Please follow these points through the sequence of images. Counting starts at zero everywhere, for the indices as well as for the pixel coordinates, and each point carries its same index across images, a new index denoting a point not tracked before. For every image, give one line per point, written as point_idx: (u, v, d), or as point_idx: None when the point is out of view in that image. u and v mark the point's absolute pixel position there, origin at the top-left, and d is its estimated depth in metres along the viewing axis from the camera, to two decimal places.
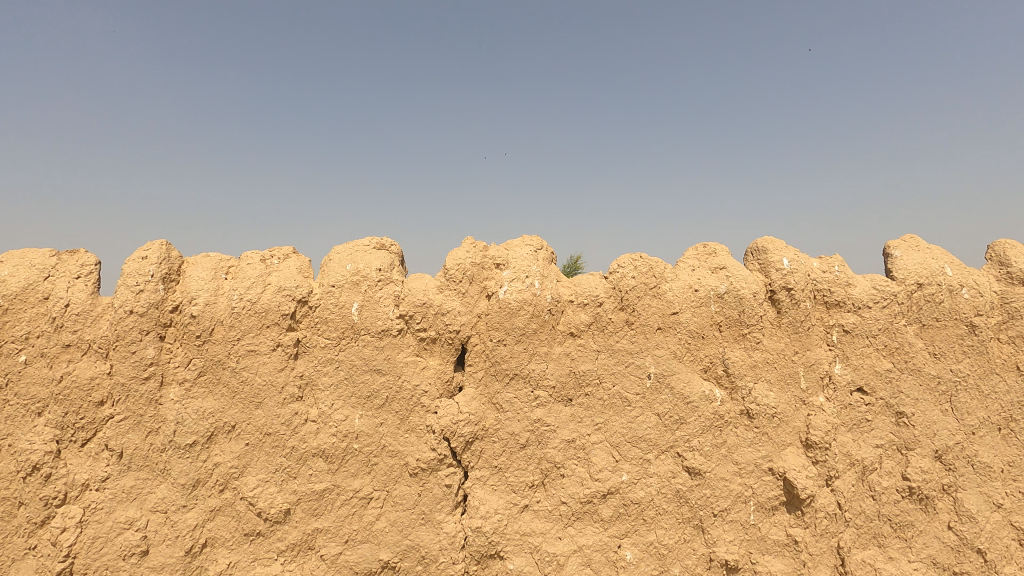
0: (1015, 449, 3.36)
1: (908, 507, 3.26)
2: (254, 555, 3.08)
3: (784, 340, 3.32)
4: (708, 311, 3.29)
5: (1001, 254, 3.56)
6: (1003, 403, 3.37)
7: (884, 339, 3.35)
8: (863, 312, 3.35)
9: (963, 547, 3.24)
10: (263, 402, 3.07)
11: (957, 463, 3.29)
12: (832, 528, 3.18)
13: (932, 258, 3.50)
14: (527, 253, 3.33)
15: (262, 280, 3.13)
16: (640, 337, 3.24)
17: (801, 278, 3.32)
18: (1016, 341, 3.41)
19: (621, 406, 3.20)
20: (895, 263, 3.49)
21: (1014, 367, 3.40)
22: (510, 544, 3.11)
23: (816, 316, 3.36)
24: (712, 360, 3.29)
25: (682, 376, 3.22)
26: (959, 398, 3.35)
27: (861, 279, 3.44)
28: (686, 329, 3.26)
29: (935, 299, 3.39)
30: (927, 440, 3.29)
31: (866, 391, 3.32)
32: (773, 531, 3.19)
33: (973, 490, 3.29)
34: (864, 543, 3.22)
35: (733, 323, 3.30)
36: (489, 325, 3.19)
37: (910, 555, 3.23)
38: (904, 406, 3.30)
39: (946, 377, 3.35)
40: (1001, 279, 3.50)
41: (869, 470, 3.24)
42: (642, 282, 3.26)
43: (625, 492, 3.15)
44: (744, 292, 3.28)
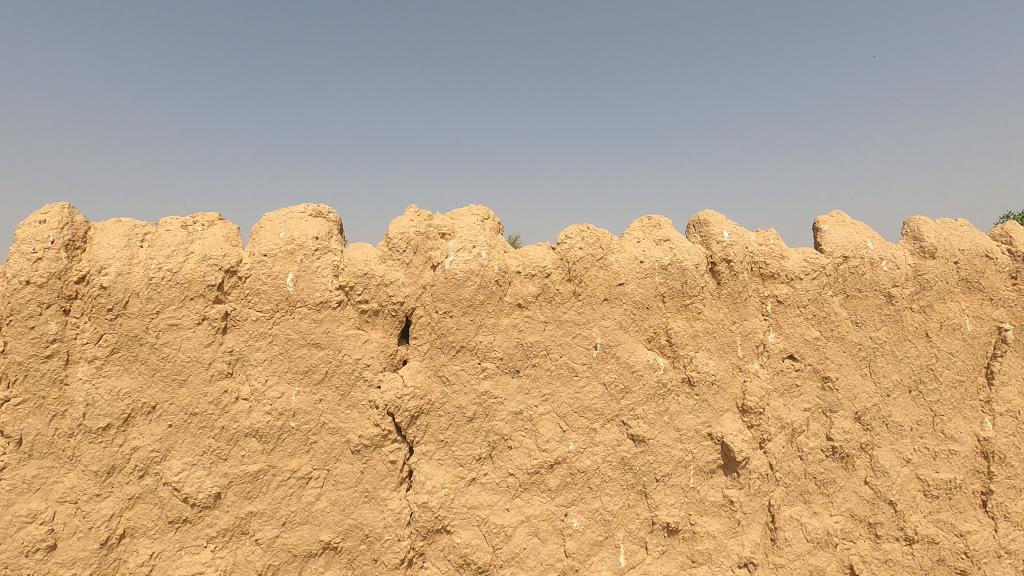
0: (922, 409, 3.66)
1: (830, 465, 3.47)
2: (180, 544, 2.87)
3: (723, 310, 3.43)
4: (652, 283, 3.34)
5: (914, 230, 3.85)
6: (914, 366, 3.65)
7: (813, 308, 3.53)
8: (795, 283, 3.51)
9: (876, 499, 3.50)
10: (187, 379, 2.84)
11: (874, 423, 3.54)
12: (764, 487, 3.35)
13: (856, 233, 3.71)
14: (473, 223, 3.24)
15: (184, 247, 2.86)
16: (587, 308, 3.25)
17: (739, 251, 3.45)
18: (925, 310, 3.70)
19: (568, 376, 3.20)
20: (823, 237, 3.69)
21: (924, 334, 3.68)
22: (457, 517, 3.06)
23: (751, 288, 3.51)
24: (655, 330, 3.35)
25: (628, 346, 3.26)
26: (877, 362, 3.59)
27: (794, 252, 3.60)
28: (631, 301, 3.30)
29: (859, 271, 3.60)
30: (848, 402, 3.51)
31: (796, 358, 3.50)
32: (710, 493, 3.29)
33: (886, 448, 3.55)
34: (792, 500, 3.40)
35: (676, 294, 3.37)
36: (434, 296, 3.08)
37: (832, 509, 3.45)
38: (829, 371, 3.51)
39: (866, 343, 3.58)
40: (915, 253, 3.79)
41: (797, 432, 3.42)
42: (589, 253, 3.26)
43: (572, 461, 3.17)
44: (686, 264, 3.36)
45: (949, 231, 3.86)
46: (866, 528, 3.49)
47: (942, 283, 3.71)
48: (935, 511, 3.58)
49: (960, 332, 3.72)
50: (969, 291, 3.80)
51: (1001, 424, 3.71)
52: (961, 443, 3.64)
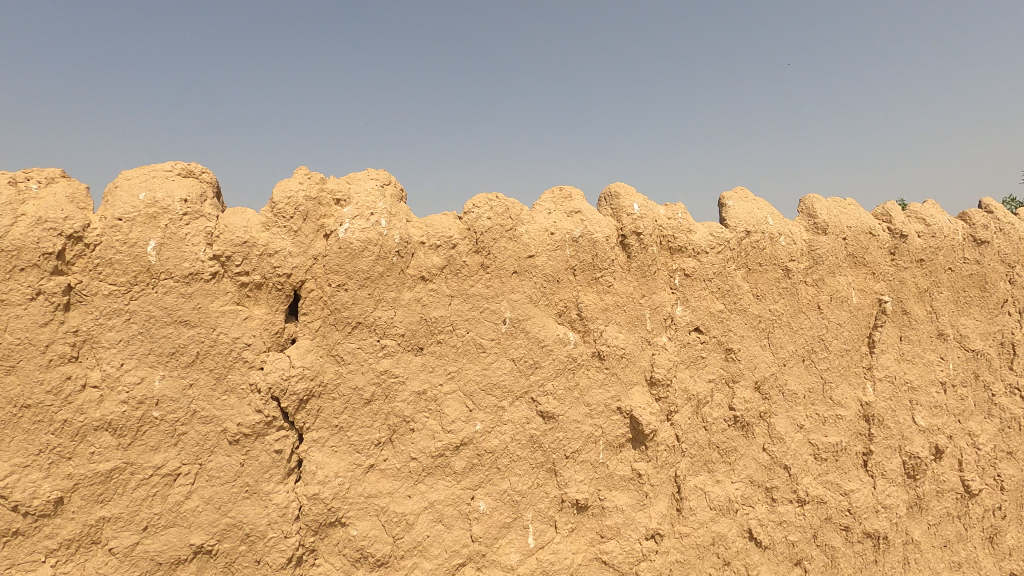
0: (813, 377, 3.85)
1: (732, 434, 3.55)
2: (11, 560, 2.41)
3: (633, 284, 3.40)
4: (564, 255, 3.24)
5: (809, 207, 4.03)
6: (807, 337, 3.83)
7: (718, 282, 3.59)
8: (701, 257, 3.56)
9: (773, 465, 3.63)
10: (17, 366, 2.36)
11: (771, 391, 3.67)
12: (671, 458, 3.35)
13: (758, 209, 3.82)
14: (372, 189, 2.97)
15: (10, 208, 2.36)
16: (495, 281, 3.09)
17: (649, 223, 3.41)
18: (818, 283, 3.89)
19: (475, 353, 3.04)
20: (728, 212, 3.76)
21: (816, 306, 3.87)
22: (352, 508, 2.81)
23: (660, 261, 3.50)
24: (566, 304, 3.25)
25: (538, 321, 3.14)
26: (775, 333, 3.74)
27: (700, 226, 3.66)
28: (541, 273, 3.18)
29: (759, 246, 3.71)
30: (749, 372, 3.61)
31: (701, 331, 3.54)
32: (619, 467, 3.25)
33: (783, 415, 3.69)
34: (697, 470, 3.44)
35: (587, 267, 3.29)
36: (328, 268, 2.79)
37: (734, 477, 3.54)
38: (731, 343, 3.59)
39: (765, 315, 3.72)
40: (809, 229, 3.97)
41: (702, 403, 3.46)
42: (497, 224, 3.11)
43: (479, 441, 3.00)
44: (597, 236, 3.28)
45: (838, 210, 4.09)
46: (764, 492, 3.61)
47: (832, 258, 3.92)
48: (824, 473, 3.78)
49: (847, 304, 3.96)
50: (855, 266, 4.05)
51: (880, 389, 3.98)
52: (847, 408, 3.87)
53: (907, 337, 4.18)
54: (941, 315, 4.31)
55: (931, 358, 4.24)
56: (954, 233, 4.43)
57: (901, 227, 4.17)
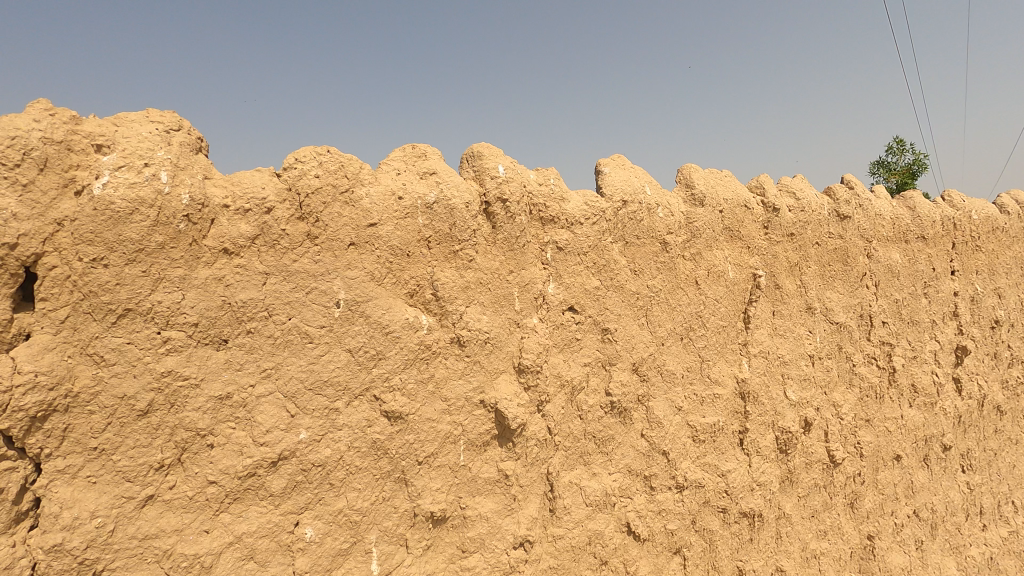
0: (692, 355, 3.66)
1: (609, 422, 3.24)
2: None
3: (499, 258, 2.96)
4: (414, 224, 2.72)
5: (687, 178, 3.82)
6: (685, 314, 3.64)
7: (593, 256, 3.26)
8: (575, 229, 3.21)
9: (652, 451, 3.39)
10: None
11: (650, 373, 3.42)
12: (542, 455, 2.98)
13: (635, 178, 3.55)
14: (150, 133, 2.25)
15: None
16: (327, 256, 2.50)
17: (516, 189, 3.00)
18: (696, 258, 3.70)
19: (300, 344, 2.44)
20: (604, 179, 3.44)
21: (694, 282, 3.68)
22: (121, 557, 2.12)
23: (530, 233, 3.10)
24: (418, 282, 2.74)
25: (382, 303, 2.60)
26: (653, 311, 3.49)
27: (574, 194, 3.30)
28: (386, 245, 2.63)
29: (636, 217, 3.43)
30: (627, 354, 3.32)
31: (576, 310, 3.20)
32: (484, 469, 2.82)
33: (661, 398, 3.47)
34: (572, 464, 3.10)
35: (443, 238, 2.79)
36: (76, 236, 2.05)
37: (611, 468, 3.25)
38: (608, 322, 3.28)
39: (643, 292, 3.45)
40: (687, 200, 3.78)
41: (576, 390, 3.12)
42: (328, 184, 2.53)
43: (304, 454, 2.42)
44: (455, 203, 2.80)
45: (715, 181, 3.94)
46: (642, 481, 3.36)
47: (709, 231, 3.76)
48: (702, 455, 3.61)
49: (723, 279, 3.83)
50: (732, 240, 3.93)
51: (755, 364, 3.90)
52: (723, 386, 3.74)
53: (779, 312, 4.15)
54: (809, 289, 4.36)
55: (801, 332, 4.26)
56: (820, 208, 4.48)
57: (774, 200, 4.12)
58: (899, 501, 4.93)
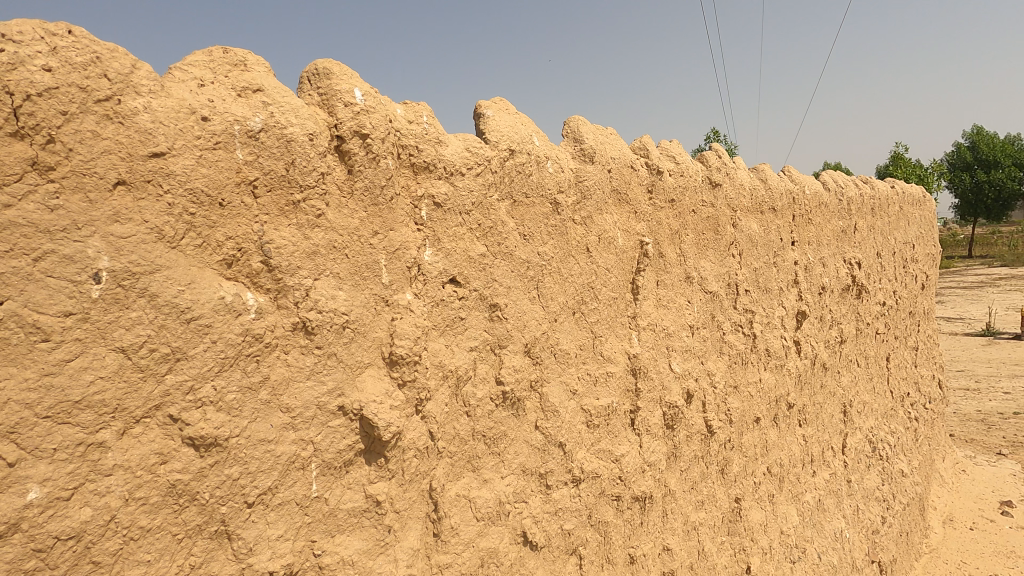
0: (584, 332, 3.26)
1: (501, 416, 2.69)
2: None
3: (358, 215, 2.21)
4: (229, 158, 1.85)
5: (575, 131, 3.38)
6: (577, 286, 3.21)
7: (477, 216, 2.65)
8: (455, 181, 2.56)
9: (547, 445, 2.92)
10: None
11: (543, 355, 2.94)
12: (423, 467, 2.33)
13: (521, 125, 2.99)
14: None
15: None
16: (73, 199, 1.57)
17: (380, 123, 2.27)
18: (587, 222, 3.28)
19: (26, 345, 1.49)
20: (487, 123, 2.83)
21: (585, 249, 3.27)
22: None
23: (398, 183, 2.38)
24: (237, 245, 1.88)
25: (177, 275, 1.71)
26: (544, 283, 3.00)
27: (453, 138, 2.65)
28: (181, 188, 1.74)
29: (525, 171, 2.89)
30: (518, 334, 2.80)
31: (458, 283, 2.57)
32: (346, 498, 2.08)
33: (555, 382, 3.01)
34: (458, 474, 2.51)
35: (276, 183, 1.96)
36: None
37: (503, 471, 2.71)
38: (495, 297, 2.71)
39: (533, 261, 2.94)
40: (576, 156, 3.33)
41: (462, 381, 2.52)
42: (73, 85, 1.59)
43: (39, 523, 1.49)
44: (291, 133, 1.98)
45: (603, 137, 3.54)
46: (537, 481, 2.88)
47: (599, 192, 3.36)
48: (597, 442, 3.25)
49: (613, 246, 3.47)
50: (620, 203, 3.58)
51: (644, 338, 3.65)
52: (616, 364, 3.41)
53: (663, 281, 3.94)
54: (688, 258, 4.23)
55: (682, 303, 4.12)
56: (696, 175, 4.38)
57: (658, 163, 3.87)
58: (756, 462, 5.13)
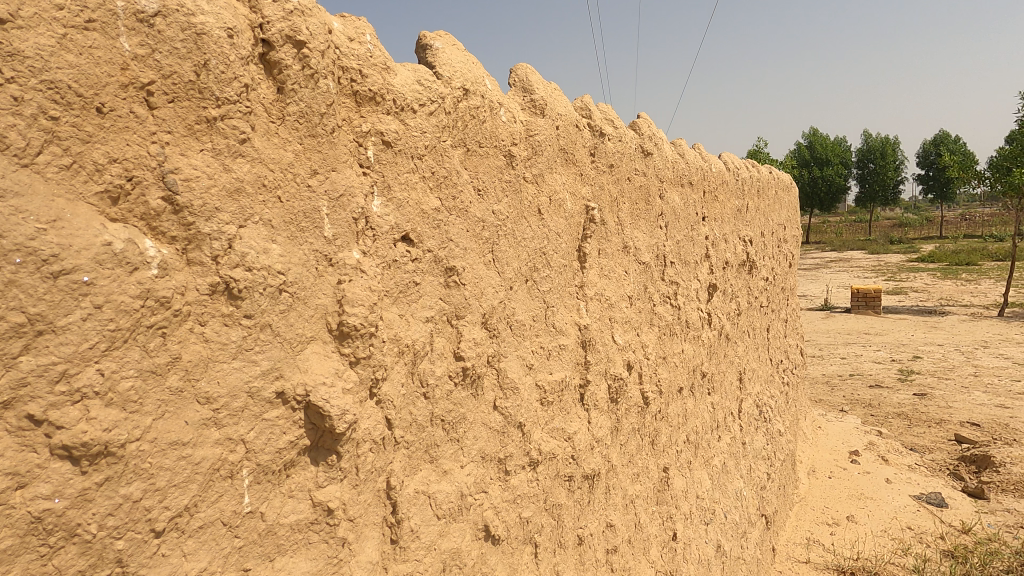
0: (537, 302, 2.96)
1: (460, 398, 2.33)
2: None
3: (291, 147, 1.71)
4: (108, 49, 1.32)
5: (523, 80, 3.06)
6: (530, 251, 2.89)
7: (430, 163, 2.23)
8: (406, 118, 2.12)
9: (506, 426, 2.61)
10: None
11: (500, 326, 2.60)
12: (378, 463, 1.93)
13: (473, 63, 2.60)
14: None
15: None
16: None
17: (318, 32, 1.79)
18: (539, 180, 2.97)
19: None
20: (437, 56, 2.41)
21: (537, 211, 2.96)
22: None
23: (339, 114, 1.90)
24: (125, 173, 1.36)
25: (34, 211, 1.20)
26: (500, 246, 2.63)
27: (400, 67, 2.20)
28: (33, 83, 1.21)
29: (479, 116, 2.50)
30: (475, 303, 2.43)
31: (411, 241, 2.14)
32: (288, 509, 1.64)
33: (512, 357, 2.70)
34: (415, 467, 2.11)
35: (180, 92, 1.44)
36: None
37: (464, 460, 2.34)
38: (452, 259, 2.31)
39: (489, 221, 2.56)
40: (526, 107, 3.01)
41: (419, 358, 2.12)
42: None
43: None
44: (201, 23, 1.45)
45: (550, 91, 3.25)
46: (496, 467, 2.56)
47: (550, 149, 3.05)
48: (551, 420, 3.00)
49: (563, 210, 3.20)
50: (567, 163, 3.31)
51: (591, 308, 3.45)
52: (567, 336, 3.17)
53: (605, 251, 3.75)
54: (625, 227, 4.05)
55: (621, 273, 3.97)
56: (631, 142, 4.24)
57: (600, 124, 3.66)
58: (674, 429, 4.82)
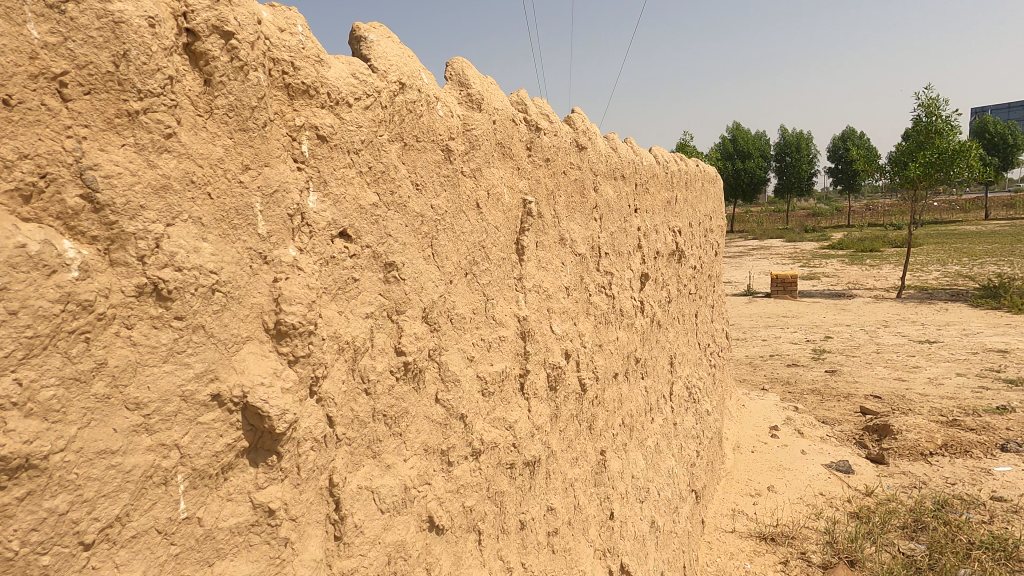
0: (476, 295, 2.99)
1: (402, 392, 2.34)
2: None
3: (221, 142, 1.66)
4: (14, 36, 1.27)
5: (459, 74, 3.08)
6: (469, 245, 2.91)
7: (367, 157, 2.20)
8: (341, 112, 2.09)
9: (448, 419, 2.65)
10: None
11: (440, 320, 2.62)
12: (319, 461, 1.92)
13: (408, 56, 2.58)
14: None
15: None
16: None
17: (247, 22, 1.73)
18: (476, 174, 3.00)
19: None
20: (372, 48, 2.39)
21: (476, 205, 2.98)
22: None
23: (270, 107, 1.86)
24: (38, 169, 1.31)
25: None
26: (439, 241, 2.64)
27: (334, 60, 2.17)
28: None
29: (416, 110, 2.50)
30: (416, 298, 2.44)
31: (349, 237, 2.11)
32: (227, 512, 1.62)
33: (453, 350, 2.73)
34: (358, 463, 2.12)
35: (97, 83, 1.39)
36: None
37: (407, 454, 2.36)
38: (391, 255, 2.30)
39: (428, 216, 2.56)
40: (462, 101, 3.03)
41: (359, 354, 2.12)
42: None
43: None
44: (120, 11, 1.40)
45: (487, 85, 3.28)
46: (439, 459, 2.59)
47: (487, 143, 3.08)
48: (492, 410, 3.06)
49: (501, 203, 3.24)
50: (504, 158, 3.35)
51: (529, 300, 3.53)
52: (506, 328, 3.23)
53: (542, 243, 3.84)
54: (561, 219, 4.14)
55: (558, 265, 4.08)
56: (565, 136, 4.33)
57: (536, 119, 3.73)
58: (609, 413, 4.99)
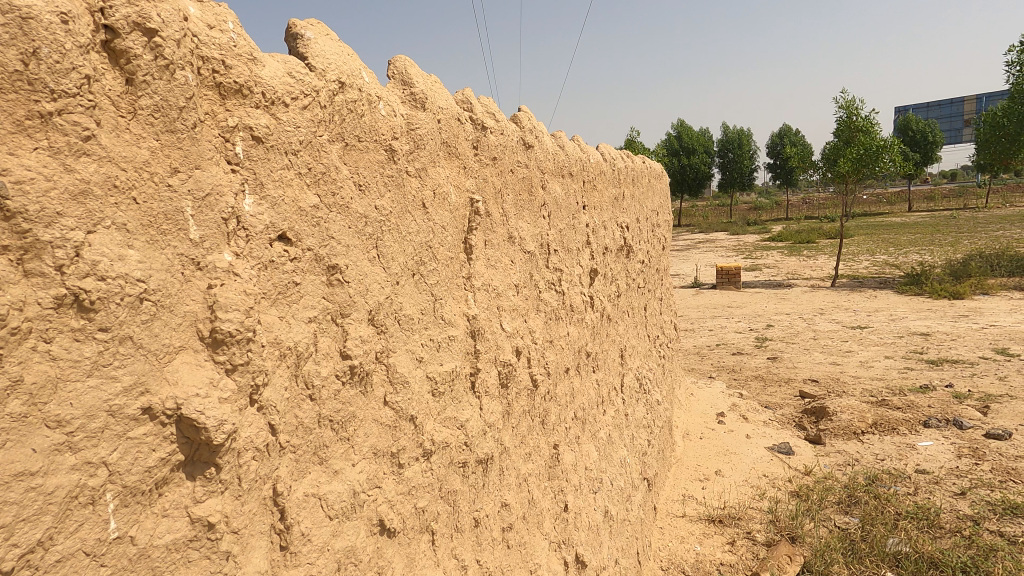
0: (424, 295, 2.98)
1: (348, 396, 2.31)
2: None
3: (146, 143, 1.59)
4: None
5: (402, 72, 3.05)
6: (416, 245, 2.89)
7: (307, 158, 2.15)
8: (277, 112, 2.04)
9: (397, 421, 2.63)
10: None
11: (387, 322, 2.59)
12: (262, 470, 1.88)
13: (347, 54, 2.54)
14: None
15: None
16: None
17: (174, 20, 1.67)
18: (421, 173, 2.97)
19: None
20: (309, 47, 2.34)
21: (422, 204, 2.96)
22: None
23: (199, 107, 1.80)
24: None
25: None
26: (385, 242, 2.61)
27: (269, 59, 2.11)
28: None
29: (357, 110, 2.46)
30: (360, 300, 2.40)
31: (288, 240, 2.06)
32: (164, 528, 1.56)
33: (400, 352, 2.70)
34: (304, 470, 2.08)
35: (3, 83, 1.31)
36: None
37: (355, 458, 2.33)
38: (334, 258, 2.25)
39: (372, 216, 2.52)
40: (405, 100, 3.00)
41: (301, 360, 2.08)
42: None
43: None
44: (26, 7, 1.32)
45: (430, 83, 3.26)
46: (389, 462, 2.57)
47: (432, 143, 3.06)
48: (442, 410, 3.05)
49: (448, 203, 3.22)
50: (450, 157, 3.34)
51: (478, 299, 3.54)
52: (455, 327, 3.23)
53: (490, 241, 3.85)
54: (509, 217, 4.16)
55: (507, 262, 4.10)
56: (512, 135, 4.36)
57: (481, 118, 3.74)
58: (562, 407, 5.07)
